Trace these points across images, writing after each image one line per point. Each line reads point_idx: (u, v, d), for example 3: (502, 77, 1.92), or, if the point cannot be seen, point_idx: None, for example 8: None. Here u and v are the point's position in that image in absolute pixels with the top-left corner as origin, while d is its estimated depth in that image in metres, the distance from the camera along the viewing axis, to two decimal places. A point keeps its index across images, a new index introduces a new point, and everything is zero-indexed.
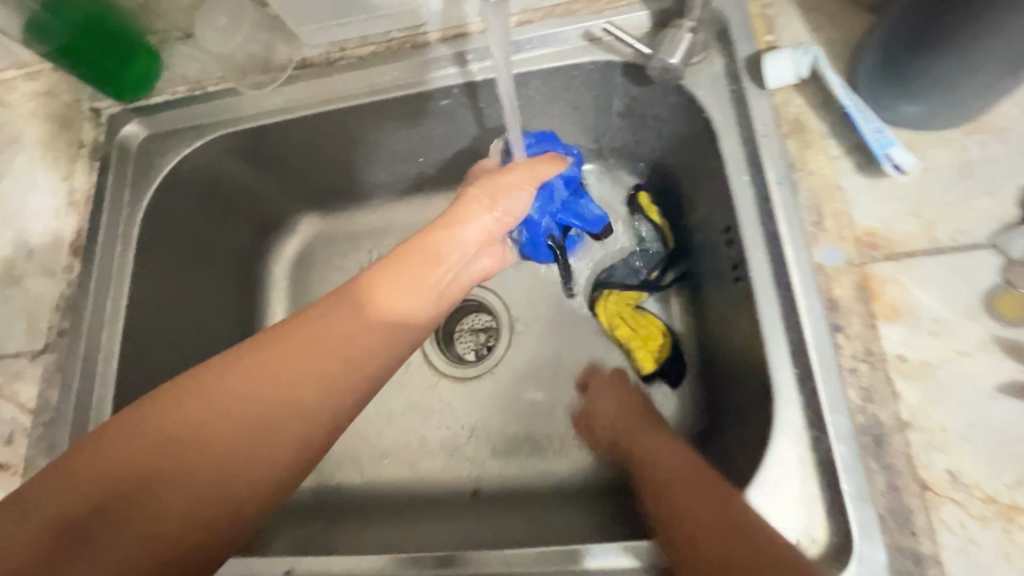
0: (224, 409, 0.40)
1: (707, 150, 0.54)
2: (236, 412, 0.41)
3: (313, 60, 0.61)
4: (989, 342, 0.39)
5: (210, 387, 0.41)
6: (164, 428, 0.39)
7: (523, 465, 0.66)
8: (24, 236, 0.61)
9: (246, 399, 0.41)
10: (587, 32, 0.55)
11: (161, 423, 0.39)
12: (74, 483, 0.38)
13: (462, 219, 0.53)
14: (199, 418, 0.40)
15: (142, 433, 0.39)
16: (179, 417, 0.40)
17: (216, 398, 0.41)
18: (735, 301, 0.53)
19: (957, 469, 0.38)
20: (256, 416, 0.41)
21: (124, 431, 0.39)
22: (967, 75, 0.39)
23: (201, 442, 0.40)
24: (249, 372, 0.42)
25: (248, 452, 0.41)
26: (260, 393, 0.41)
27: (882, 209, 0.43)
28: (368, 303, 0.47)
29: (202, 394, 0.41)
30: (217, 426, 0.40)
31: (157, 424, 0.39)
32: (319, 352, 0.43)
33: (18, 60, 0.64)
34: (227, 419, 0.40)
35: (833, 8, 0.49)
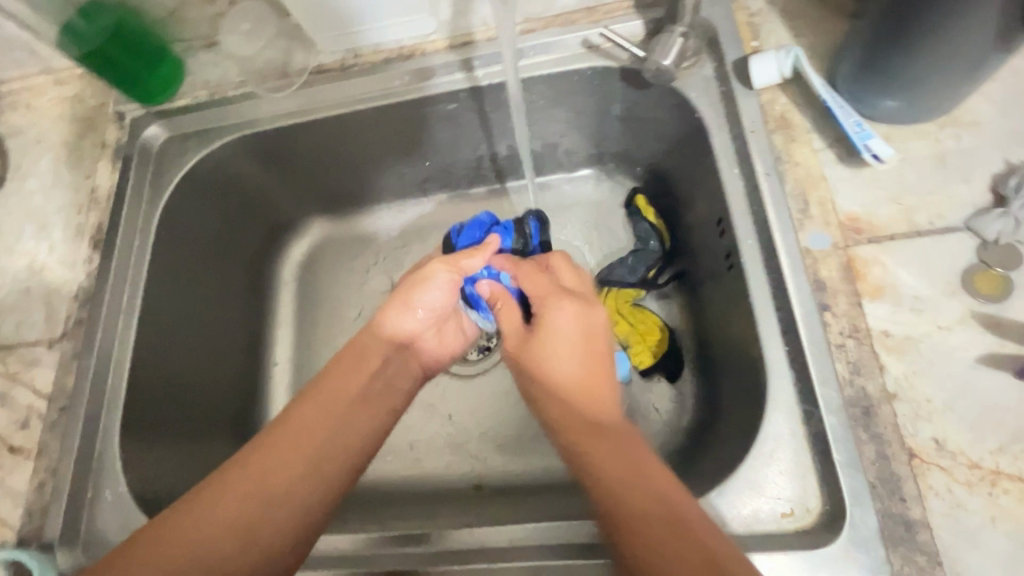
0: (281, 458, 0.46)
1: (700, 148, 0.57)
2: (299, 449, 0.47)
3: (329, 66, 0.65)
4: (968, 318, 0.42)
5: (275, 441, 0.47)
6: (225, 506, 0.42)
7: (525, 458, 0.68)
8: (46, 231, 0.64)
9: (288, 457, 0.46)
10: (587, 40, 0.59)
11: (245, 474, 0.44)
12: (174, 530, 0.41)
13: (427, 275, 0.58)
14: (255, 480, 0.44)
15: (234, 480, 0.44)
16: (249, 474, 0.44)
17: (254, 473, 0.45)
18: (729, 289, 0.55)
19: (942, 437, 0.39)
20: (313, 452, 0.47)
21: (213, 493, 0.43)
22: (935, 71, 0.42)
23: (272, 479, 0.44)
24: (299, 427, 0.48)
25: (298, 479, 0.45)
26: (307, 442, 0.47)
27: (865, 196, 0.46)
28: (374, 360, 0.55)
29: (271, 451, 0.46)
30: (271, 478, 0.45)
31: (226, 495, 0.43)
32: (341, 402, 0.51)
33: (48, 67, 0.68)
34: (274, 473, 0.45)
35: (815, 16, 0.53)
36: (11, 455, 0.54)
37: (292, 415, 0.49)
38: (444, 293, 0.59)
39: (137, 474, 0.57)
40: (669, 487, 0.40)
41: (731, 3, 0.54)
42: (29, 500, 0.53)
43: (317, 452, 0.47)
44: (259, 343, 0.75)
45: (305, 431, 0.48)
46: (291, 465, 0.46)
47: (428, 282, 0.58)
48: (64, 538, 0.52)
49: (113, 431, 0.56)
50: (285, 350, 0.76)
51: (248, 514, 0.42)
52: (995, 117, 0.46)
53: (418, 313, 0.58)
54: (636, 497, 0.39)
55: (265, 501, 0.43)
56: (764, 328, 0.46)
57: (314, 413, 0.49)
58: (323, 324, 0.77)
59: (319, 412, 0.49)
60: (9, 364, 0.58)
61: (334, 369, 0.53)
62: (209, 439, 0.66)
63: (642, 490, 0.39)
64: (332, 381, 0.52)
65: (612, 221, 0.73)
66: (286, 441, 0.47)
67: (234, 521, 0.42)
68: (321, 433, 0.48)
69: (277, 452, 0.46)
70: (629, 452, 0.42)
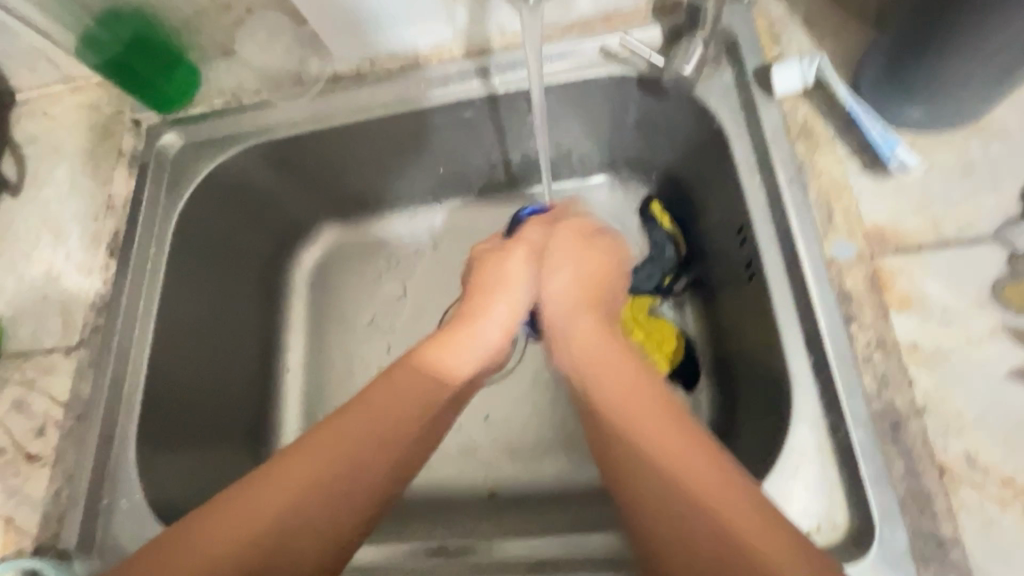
0: (330, 469, 0.45)
1: (719, 155, 0.56)
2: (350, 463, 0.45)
3: (344, 73, 0.65)
4: (998, 330, 0.41)
5: (329, 445, 0.46)
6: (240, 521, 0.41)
7: (539, 468, 0.67)
8: (63, 238, 0.64)
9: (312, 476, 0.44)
10: (604, 47, 0.59)
11: (295, 478, 0.44)
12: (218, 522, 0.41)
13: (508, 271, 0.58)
14: (300, 488, 0.44)
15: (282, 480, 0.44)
16: (296, 480, 0.44)
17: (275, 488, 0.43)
18: (749, 298, 0.54)
19: (973, 452, 0.38)
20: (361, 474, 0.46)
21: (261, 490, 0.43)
22: (962, 79, 0.42)
23: (317, 493, 0.44)
24: (355, 435, 0.46)
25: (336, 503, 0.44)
26: (360, 459, 0.46)
27: (890, 205, 0.45)
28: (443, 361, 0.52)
29: (324, 456, 0.45)
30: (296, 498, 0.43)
31: (270, 494, 0.43)
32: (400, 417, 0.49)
33: (65, 75, 0.69)
34: (300, 492, 0.43)
35: (836, 23, 0.52)
36: (29, 462, 0.55)
37: (353, 414, 0.47)
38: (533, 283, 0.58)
39: (154, 483, 0.56)
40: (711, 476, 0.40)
41: (751, 10, 0.54)
42: (46, 508, 0.53)
43: (344, 478, 0.45)
44: (272, 349, 0.75)
45: (360, 444, 0.46)
46: (327, 489, 0.44)
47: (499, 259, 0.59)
48: (81, 546, 0.52)
49: (129, 439, 0.56)
50: (298, 357, 0.76)
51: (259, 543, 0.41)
52: (1023, 125, 0.46)
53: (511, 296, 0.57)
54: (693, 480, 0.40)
55: (303, 518, 0.43)
56: (788, 339, 0.45)
57: (375, 425, 0.47)
58: (336, 330, 0.77)
59: (377, 426, 0.47)
60: (26, 371, 0.58)
61: (404, 372, 0.51)
62: (224, 446, 0.66)
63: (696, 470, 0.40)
64: (396, 389, 0.50)
65: (628, 228, 0.72)
66: (338, 450, 0.46)
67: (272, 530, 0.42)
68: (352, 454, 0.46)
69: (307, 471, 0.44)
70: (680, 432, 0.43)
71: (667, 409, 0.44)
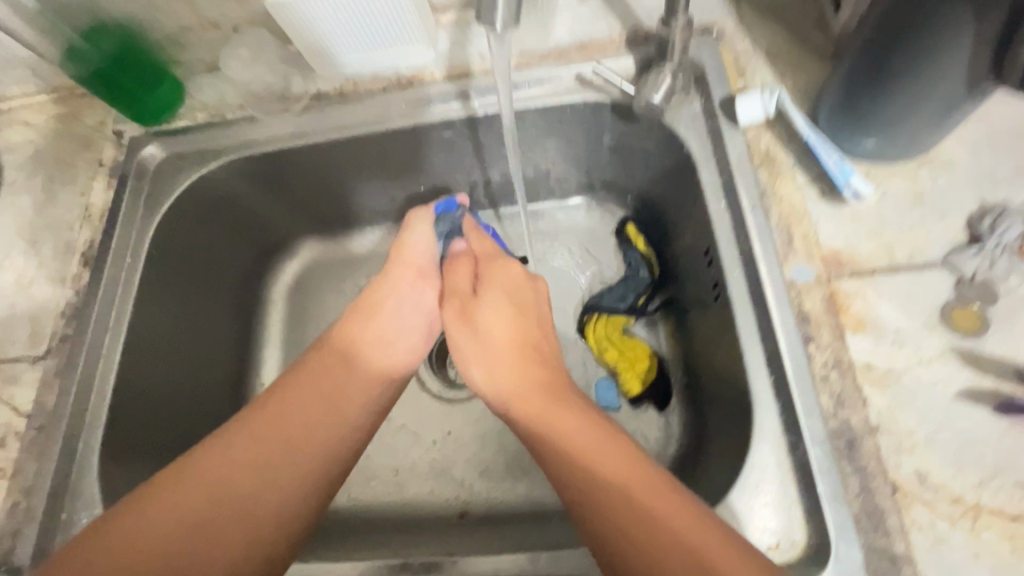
0: (251, 452, 0.50)
1: (688, 180, 0.58)
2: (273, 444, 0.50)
3: (328, 92, 0.66)
4: (947, 351, 0.43)
5: (249, 431, 0.51)
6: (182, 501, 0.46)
7: (510, 487, 0.67)
8: (36, 246, 0.63)
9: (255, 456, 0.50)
10: (579, 74, 0.61)
11: (216, 463, 0.48)
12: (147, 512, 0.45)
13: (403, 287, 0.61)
14: (222, 471, 0.48)
15: (206, 463, 0.48)
16: (215, 462, 0.48)
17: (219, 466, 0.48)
18: (716, 318, 0.56)
19: (925, 470, 0.40)
20: (284, 454, 0.50)
21: (182, 476, 0.47)
22: (910, 115, 0.44)
23: (238, 475, 0.48)
24: (274, 420, 0.52)
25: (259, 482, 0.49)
26: (281, 441, 0.51)
27: (847, 231, 0.47)
28: (359, 339, 0.59)
29: (241, 441, 0.50)
30: (236, 477, 0.48)
31: (189, 479, 0.47)
32: (315, 403, 0.53)
33: (48, 85, 0.69)
34: (222, 477, 0.48)
35: (797, 58, 0.55)
36: None
37: (268, 403, 0.53)
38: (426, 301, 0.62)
39: (115, 496, 0.55)
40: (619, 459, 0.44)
41: (717, 43, 0.57)
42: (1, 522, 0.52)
43: (267, 472, 0.49)
44: (246, 363, 0.75)
45: (279, 425, 0.52)
46: (247, 469, 0.49)
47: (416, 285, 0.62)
48: (35, 562, 0.50)
49: (93, 451, 0.55)
50: (272, 371, 0.76)
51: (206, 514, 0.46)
52: (969, 158, 0.48)
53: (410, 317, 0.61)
54: (592, 453, 0.44)
55: (229, 493, 0.47)
56: (750, 358, 0.46)
57: (289, 410, 0.53)
58: (311, 345, 0.77)
59: (292, 413, 0.52)
60: None
61: (318, 363, 0.56)
62: None
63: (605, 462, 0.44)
64: (309, 379, 0.55)
65: (603, 248, 0.74)
66: (257, 434, 0.51)
67: (195, 505, 0.46)
68: (290, 435, 0.51)
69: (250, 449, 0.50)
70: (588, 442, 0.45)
71: (575, 414, 0.47)
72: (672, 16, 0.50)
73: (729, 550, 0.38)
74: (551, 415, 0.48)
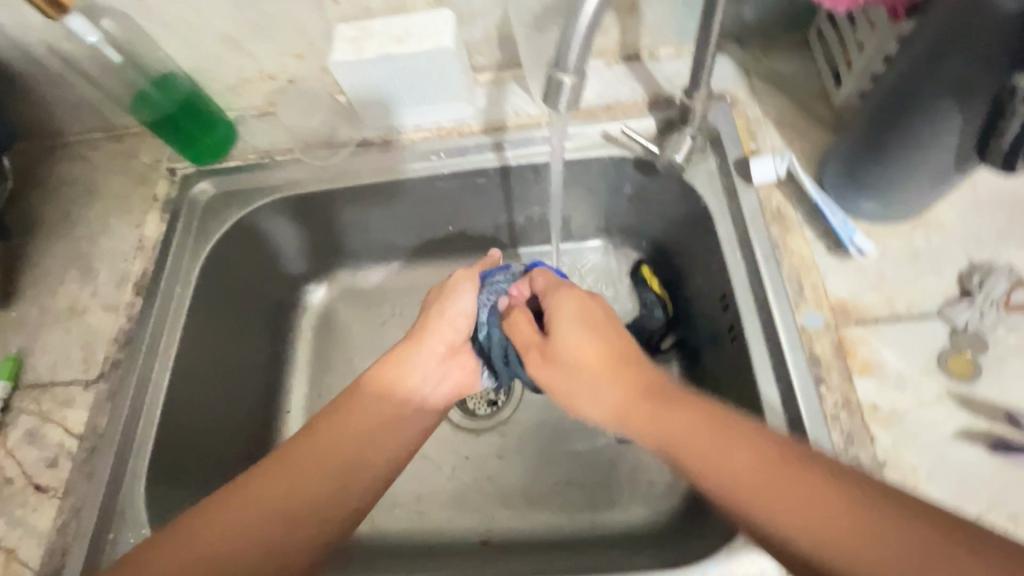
0: (302, 468, 0.48)
1: (704, 231, 0.64)
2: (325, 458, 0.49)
3: (371, 139, 0.71)
4: (944, 394, 0.47)
5: (300, 449, 0.49)
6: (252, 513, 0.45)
7: (531, 516, 0.70)
8: (91, 275, 0.67)
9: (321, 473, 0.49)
10: (605, 132, 0.67)
11: (267, 482, 0.47)
12: (201, 530, 0.43)
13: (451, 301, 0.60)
14: (273, 487, 0.47)
15: (257, 481, 0.47)
16: (266, 480, 0.47)
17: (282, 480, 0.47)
18: (730, 358, 0.60)
19: (928, 503, 0.44)
20: (336, 469, 0.49)
21: (233, 496, 0.46)
22: (907, 183, 0.50)
23: (293, 488, 0.47)
24: (326, 439, 0.50)
25: (311, 497, 0.47)
26: (333, 458, 0.49)
27: (851, 283, 0.53)
28: (390, 372, 0.56)
29: (293, 458, 0.49)
30: (305, 483, 0.48)
31: (238, 499, 0.46)
32: (364, 423, 0.52)
33: (108, 125, 0.75)
34: (272, 494, 0.46)
35: (802, 126, 0.62)
36: (37, 493, 0.56)
37: (320, 422, 0.52)
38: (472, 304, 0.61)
39: (159, 516, 0.58)
40: (753, 462, 0.38)
41: (731, 110, 0.63)
42: (51, 540, 0.54)
43: (320, 485, 0.48)
44: (276, 390, 0.78)
45: (328, 446, 0.50)
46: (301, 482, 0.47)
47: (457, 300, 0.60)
48: None
49: (140, 473, 0.58)
50: (300, 399, 0.78)
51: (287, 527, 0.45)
52: (958, 221, 0.54)
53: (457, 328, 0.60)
54: (721, 459, 0.39)
55: (285, 507, 0.46)
56: (766, 396, 0.51)
57: (338, 430, 0.51)
58: (338, 374, 0.80)
59: (341, 432, 0.51)
60: (42, 403, 0.60)
61: (363, 388, 0.54)
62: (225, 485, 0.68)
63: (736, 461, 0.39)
64: (360, 402, 0.53)
65: (619, 289, 0.79)
66: (306, 452, 0.49)
67: (251, 519, 0.45)
68: (342, 452, 0.50)
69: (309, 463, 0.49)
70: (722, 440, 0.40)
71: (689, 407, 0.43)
72: (694, 88, 0.57)
73: (901, 532, 0.33)
74: (669, 410, 0.43)
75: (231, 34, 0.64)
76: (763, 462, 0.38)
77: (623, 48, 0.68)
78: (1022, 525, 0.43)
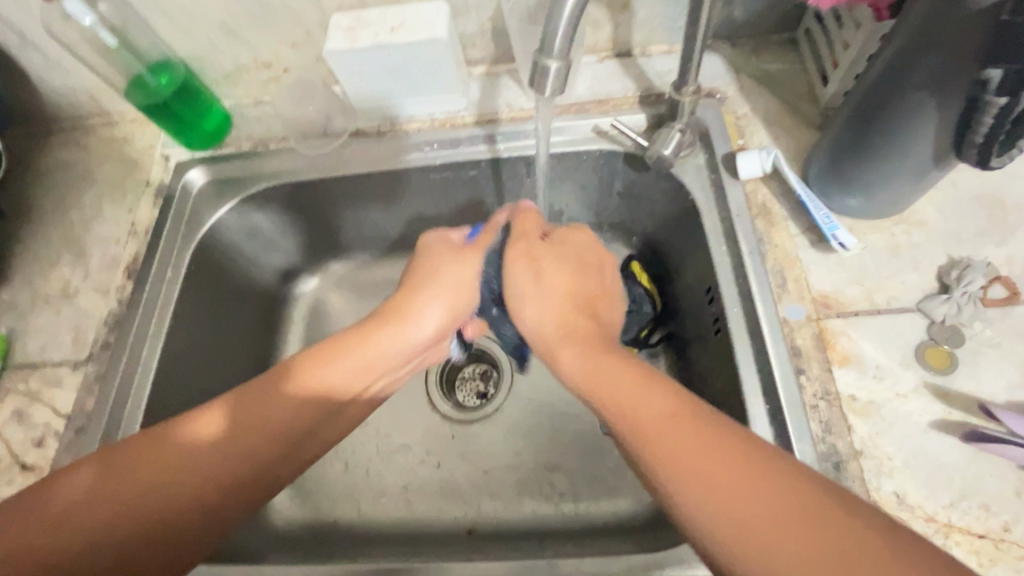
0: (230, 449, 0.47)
1: (692, 225, 0.64)
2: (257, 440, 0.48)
3: (366, 130, 0.72)
4: (921, 386, 0.48)
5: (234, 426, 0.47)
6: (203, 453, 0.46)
7: (516, 506, 0.70)
8: (82, 258, 0.68)
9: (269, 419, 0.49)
10: (597, 126, 0.68)
11: (193, 457, 0.45)
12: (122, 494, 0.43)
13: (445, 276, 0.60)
14: (197, 463, 0.45)
15: (182, 453, 0.45)
16: (193, 453, 0.46)
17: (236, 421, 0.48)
18: (715, 350, 0.61)
19: (902, 491, 0.45)
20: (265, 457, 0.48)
21: (159, 461, 0.45)
22: (887, 180, 0.51)
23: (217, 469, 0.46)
24: (262, 419, 0.48)
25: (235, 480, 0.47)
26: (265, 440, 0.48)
27: (834, 277, 0.53)
28: (357, 354, 0.53)
29: (224, 436, 0.47)
30: (250, 447, 0.47)
31: (164, 463, 0.45)
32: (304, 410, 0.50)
33: (103, 110, 0.76)
34: (195, 470, 0.45)
35: (789, 124, 0.63)
36: (24, 472, 0.56)
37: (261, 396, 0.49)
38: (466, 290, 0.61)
39: None
40: (760, 503, 0.33)
41: (720, 107, 0.64)
42: None
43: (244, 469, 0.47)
44: None
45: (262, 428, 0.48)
46: (226, 464, 0.46)
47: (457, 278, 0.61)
48: None
49: None
50: None
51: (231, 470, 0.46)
52: (939, 218, 0.55)
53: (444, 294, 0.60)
54: (696, 468, 0.36)
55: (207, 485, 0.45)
56: (748, 386, 0.51)
57: (276, 412, 0.49)
58: None
59: (280, 416, 0.49)
60: (31, 383, 0.61)
61: (328, 364, 0.52)
62: None
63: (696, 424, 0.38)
64: (315, 385, 0.51)
65: None
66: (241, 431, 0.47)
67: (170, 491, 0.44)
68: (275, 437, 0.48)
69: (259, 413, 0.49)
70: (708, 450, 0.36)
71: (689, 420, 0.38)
72: (683, 83, 0.57)
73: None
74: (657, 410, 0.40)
75: (227, 22, 0.65)
76: (739, 484, 0.35)
77: (616, 45, 0.69)
78: (993, 514, 0.43)
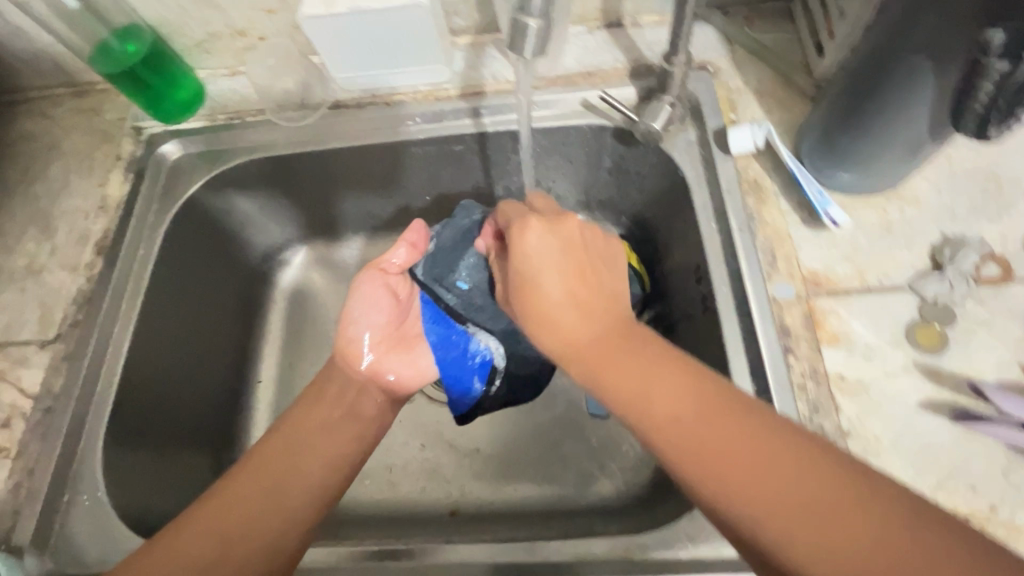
0: (257, 485, 0.48)
1: (682, 202, 0.63)
2: (279, 467, 0.50)
3: (345, 101, 0.70)
4: (910, 366, 0.47)
5: (253, 468, 0.49)
6: (227, 501, 0.46)
7: (500, 488, 0.69)
8: (50, 233, 0.65)
9: (279, 457, 0.50)
10: (585, 100, 0.66)
11: (228, 499, 0.46)
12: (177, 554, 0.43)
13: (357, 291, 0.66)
14: (226, 504, 0.46)
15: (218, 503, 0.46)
16: (228, 495, 0.47)
17: (240, 487, 0.47)
18: (702, 330, 0.59)
19: (889, 472, 0.44)
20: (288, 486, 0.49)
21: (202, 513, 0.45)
22: (880, 155, 0.49)
23: (244, 509, 0.46)
24: (277, 455, 0.50)
25: (264, 509, 0.46)
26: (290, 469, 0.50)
27: (824, 255, 0.52)
28: (326, 399, 0.57)
29: (248, 476, 0.48)
30: (270, 483, 0.48)
31: (202, 516, 0.45)
32: (308, 438, 0.53)
33: (71, 80, 0.72)
34: (230, 511, 0.46)
35: (782, 98, 0.61)
36: None
37: (269, 440, 0.52)
38: (375, 289, 0.66)
39: (117, 478, 0.56)
40: (756, 450, 0.36)
41: (712, 80, 0.62)
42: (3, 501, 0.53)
43: (274, 504, 0.47)
44: (247, 359, 0.76)
45: (276, 463, 0.50)
46: (253, 497, 0.47)
47: (364, 292, 0.66)
48: (35, 542, 0.51)
49: (97, 437, 0.56)
50: (270, 368, 0.77)
51: (236, 521, 0.45)
52: (932, 195, 0.53)
53: (358, 323, 0.65)
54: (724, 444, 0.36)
55: (238, 523, 0.45)
56: (735, 368, 0.50)
57: (284, 445, 0.51)
58: (309, 344, 0.78)
59: (290, 444, 0.52)
60: None
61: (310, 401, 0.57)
62: (191, 452, 0.66)
63: (732, 439, 0.36)
64: (304, 417, 0.55)
65: None
66: (259, 469, 0.49)
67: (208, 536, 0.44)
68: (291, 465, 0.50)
69: (267, 464, 0.49)
70: (728, 433, 0.37)
71: (680, 380, 0.39)
72: (674, 52, 0.55)
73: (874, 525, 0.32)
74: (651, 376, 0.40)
75: None
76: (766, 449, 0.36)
77: (605, 15, 0.66)
78: (980, 494, 0.43)
